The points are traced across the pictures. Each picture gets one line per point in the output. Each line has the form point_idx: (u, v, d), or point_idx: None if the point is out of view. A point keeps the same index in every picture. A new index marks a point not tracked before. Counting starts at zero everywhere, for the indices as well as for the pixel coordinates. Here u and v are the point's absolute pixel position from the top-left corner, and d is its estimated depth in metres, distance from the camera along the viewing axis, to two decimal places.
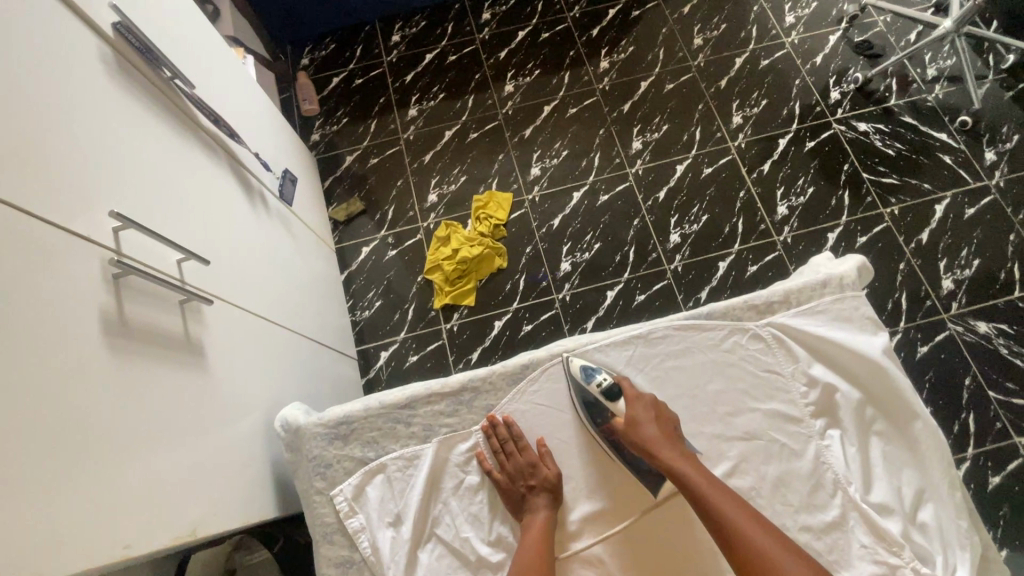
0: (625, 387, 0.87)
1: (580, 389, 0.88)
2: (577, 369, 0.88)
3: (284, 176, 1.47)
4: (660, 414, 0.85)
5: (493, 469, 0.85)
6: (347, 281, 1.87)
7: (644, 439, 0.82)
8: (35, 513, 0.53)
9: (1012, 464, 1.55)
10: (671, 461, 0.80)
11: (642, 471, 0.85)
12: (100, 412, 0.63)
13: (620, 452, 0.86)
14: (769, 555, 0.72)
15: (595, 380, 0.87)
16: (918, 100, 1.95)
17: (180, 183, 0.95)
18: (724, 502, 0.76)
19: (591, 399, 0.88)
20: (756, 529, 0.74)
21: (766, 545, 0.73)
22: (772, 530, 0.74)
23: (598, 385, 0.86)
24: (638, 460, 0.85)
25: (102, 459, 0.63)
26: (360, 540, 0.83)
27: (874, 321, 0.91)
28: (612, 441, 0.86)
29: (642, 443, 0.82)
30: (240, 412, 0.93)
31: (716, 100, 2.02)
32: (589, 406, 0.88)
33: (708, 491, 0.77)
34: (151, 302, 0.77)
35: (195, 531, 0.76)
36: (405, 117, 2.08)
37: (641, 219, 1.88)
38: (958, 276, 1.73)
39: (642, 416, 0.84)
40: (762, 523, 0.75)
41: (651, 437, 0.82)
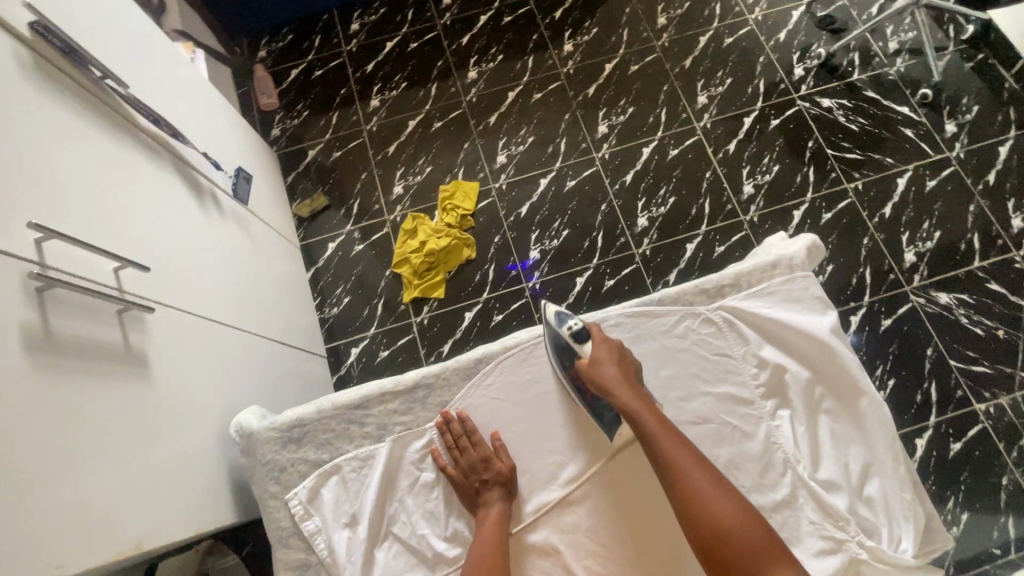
0: (596, 333, 0.88)
1: (551, 330, 0.90)
2: (551, 313, 0.91)
3: (238, 175, 1.44)
4: (623, 358, 0.86)
5: (447, 466, 0.85)
6: (314, 278, 1.84)
7: (602, 379, 0.83)
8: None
9: (972, 431, 1.59)
10: (625, 402, 0.81)
11: (599, 411, 0.86)
12: (23, 433, 0.61)
13: (580, 391, 0.87)
14: (706, 499, 0.73)
15: (566, 325, 0.89)
16: (880, 74, 1.96)
17: (115, 188, 0.91)
18: (670, 445, 0.78)
19: (562, 342, 0.90)
20: (697, 471, 0.76)
21: (704, 486, 0.74)
22: (713, 475, 0.76)
23: (569, 329, 0.89)
24: (596, 400, 0.87)
25: (27, 480, 0.61)
26: (316, 543, 0.83)
27: (823, 301, 0.91)
28: (574, 382, 0.88)
29: (602, 383, 0.83)
30: (191, 420, 0.92)
31: (681, 80, 2.01)
32: (559, 348, 0.89)
33: (657, 433, 0.79)
34: (82, 314, 0.74)
35: (141, 544, 0.75)
36: (367, 108, 2.03)
37: (609, 203, 1.87)
38: (920, 248, 1.75)
39: (605, 359, 0.85)
40: (706, 467, 0.76)
41: (610, 378, 0.83)
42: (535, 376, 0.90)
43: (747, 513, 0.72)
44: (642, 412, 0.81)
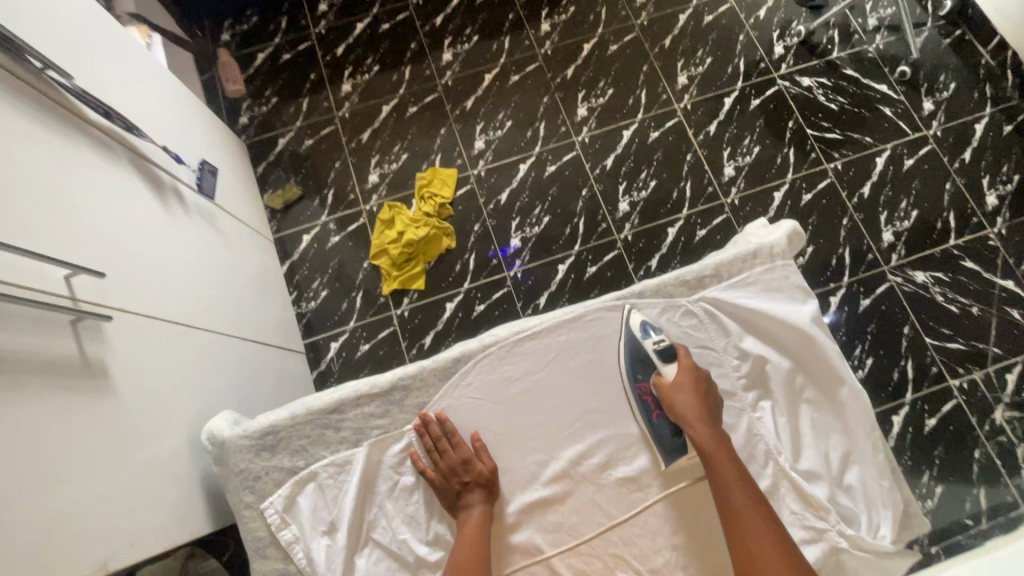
0: (683, 359, 0.86)
1: (633, 341, 0.87)
2: (635, 325, 0.88)
3: (202, 169, 1.37)
4: (703, 389, 0.84)
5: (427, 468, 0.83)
6: (289, 271, 1.79)
7: (681, 409, 0.83)
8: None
9: (946, 406, 1.62)
10: (703, 438, 0.81)
11: (662, 437, 0.84)
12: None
13: (648, 413, 0.86)
14: (766, 562, 0.73)
15: (651, 338, 0.87)
16: (860, 52, 1.94)
17: (65, 190, 0.86)
18: (739, 492, 0.78)
19: (642, 355, 0.87)
20: (759, 527, 0.76)
21: (764, 548, 0.74)
22: (779, 538, 0.75)
23: (654, 344, 0.86)
24: (666, 424, 0.85)
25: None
26: (294, 552, 0.81)
27: (804, 289, 0.91)
28: (645, 402, 0.86)
29: (679, 412, 0.83)
30: (156, 431, 0.88)
31: (661, 60, 1.97)
32: (638, 362, 0.87)
33: (730, 480, 0.78)
34: (31, 328, 0.70)
35: (106, 565, 0.72)
36: (339, 93, 1.96)
37: (589, 188, 1.84)
38: (897, 228, 1.77)
39: (689, 389, 0.84)
40: (773, 526, 0.76)
41: (688, 410, 0.82)
42: (515, 374, 0.87)
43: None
44: (718, 453, 0.81)
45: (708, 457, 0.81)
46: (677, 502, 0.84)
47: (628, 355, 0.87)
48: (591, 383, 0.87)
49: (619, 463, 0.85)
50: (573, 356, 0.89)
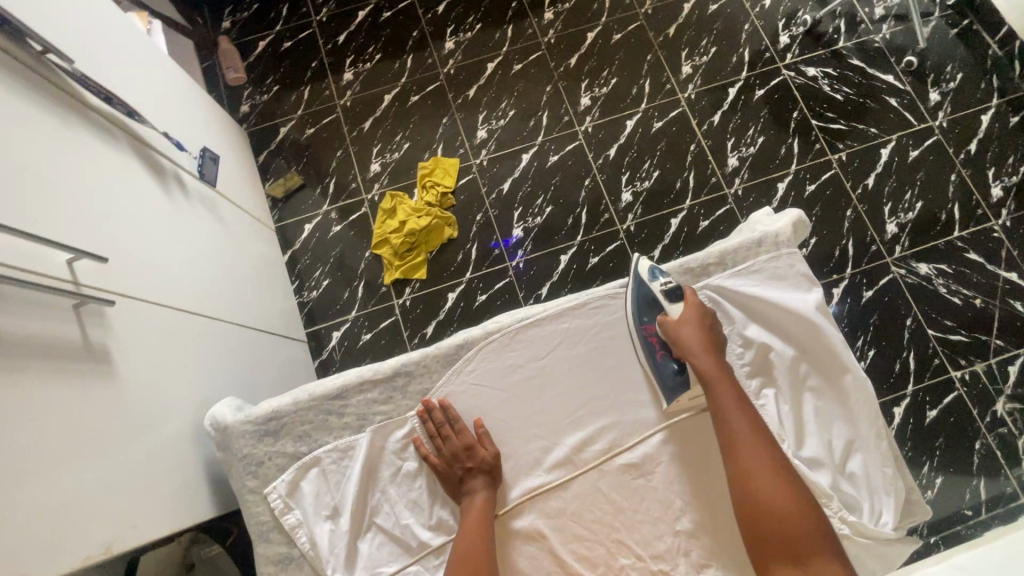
0: (689, 297, 0.87)
1: (641, 283, 0.90)
2: (644, 269, 0.91)
3: (203, 156, 1.36)
4: (708, 324, 0.85)
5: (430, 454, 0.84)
6: (291, 260, 1.79)
7: (685, 342, 0.84)
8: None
9: (948, 398, 1.62)
10: (708, 370, 0.82)
11: (665, 373, 0.86)
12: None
13: (651, 351, 0.87)
14: (766, 486, 0.76)
15: (658, 280, 0.89)
16: (866, 42, 1.92)
17: (67, 175, 0.86)
18: (741, 423, 0.79)
19: (650, 297, 0.89)
20: (758, 454, 0.77)
21: (763, 471, 0.76)
22: (779, 464, 0.77)
23: (660, 285, 0.88)
24: (670, 361, 0.87)
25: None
26: (297, 536, 0.81)
27: (808, 278, 0.90)
28: (648, 340, 0.87)
29: (683, 346, 0.84)
30: (159, 416, 0.88)
31: (665, 49, 1.95)
32: (645, 303, 0.89)
33: (733, 410, 0.80)
34: (34, 313, 0.70)
35: (110, 547, 0.72)
36: (340, 82, 1.94)
37: (592, 178, 1.83)
38: (902, 219, 1.76)
39: (692, 323, 0.85)
40: (773, 453, 0.78)
41: (692, 343, 0.84)
42: (518, 362, 0.87)
43: (800, 505, 0.74)
44: (721, 385, 0.82)
45: (711, 387, 0.82)
46: (680, 487, 0.84)
47: (636, 297, 0.89)
48: (594, 370, 0.87)
49: (622, 450, 0.85)
50: (576, 343, 0.88)
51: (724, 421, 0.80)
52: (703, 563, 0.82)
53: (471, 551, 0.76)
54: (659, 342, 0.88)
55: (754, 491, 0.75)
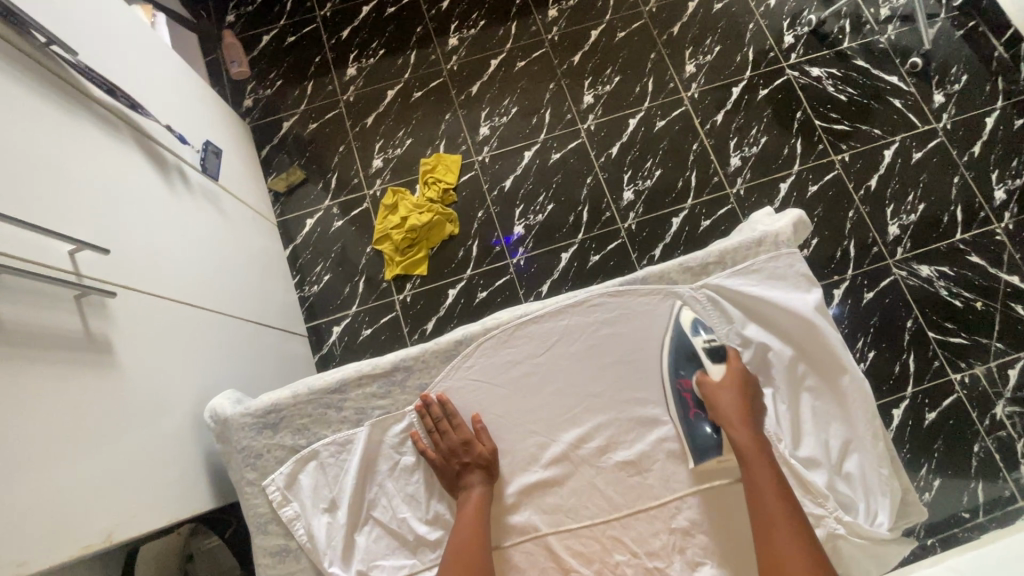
0: (732, 360, 0.87)
1: (683, 337, 0.88)
2: (686, 321, 0.88)
3: (206, 149, 1.37)
4: (748, 393, 0.85)
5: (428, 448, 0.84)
6: (292, 255, 1.79)
7: (724, 409, 0.84)
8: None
9: (947, 400, 1.62)
10: (742, 439, 0.82)
11: (698, 434, 0.85)
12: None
13: (685, 409, 0.87)
14: (793, 567, 0.73)
15: (701, 335, 0.88)
16: (871, 43, 1.92)
17: (68, 167, 0.86)
18: (776, 498, 0.78)
19: (691, 352, 0.88)
20: (791, 533, 0.76)
21: (791, 548, 0.75)
22: (808, 543, 0.75)
23: (705, 342, 0.87)
24: (704, 422, 0.86)
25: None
26: (295, 528, 0.81)
27: (808, 278, 0.90)
28: (684, 398, 0.87)
29: (722, 412, 0.83)
30: (159, 408, 0.88)
31: (669, 48, 1.95)
32: (682, 357, 0.88)
33: (764, 482, 0.79)
34: (35, 303, 0.70)
35: (109, 536, 0.73)
36: (343, 77, 1.94)
37: (594, 176, 1.83)
38: (904, 221, 1.75)
39: (734, 389, 0.85)
40: (802, 531, 0.76)
41: (731, 411, 0.83)
42: (517, 358, 0.87)
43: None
44: (756, 457, 0.81)
45: (743, 456, 0.82)
46: (675, 486, 0.84)
47: (675, 351, 0.87)
48: (592, 367, 0.87)
49: (619, 447, 0.85)
50: (575, 341, 0.88)
51: (753, 493, 0.80)
52: (698, 561, 0.82)
53: (467, 545, 0.77)
54: (694, 401, 0.87)
55: (779, 569, 0.74)
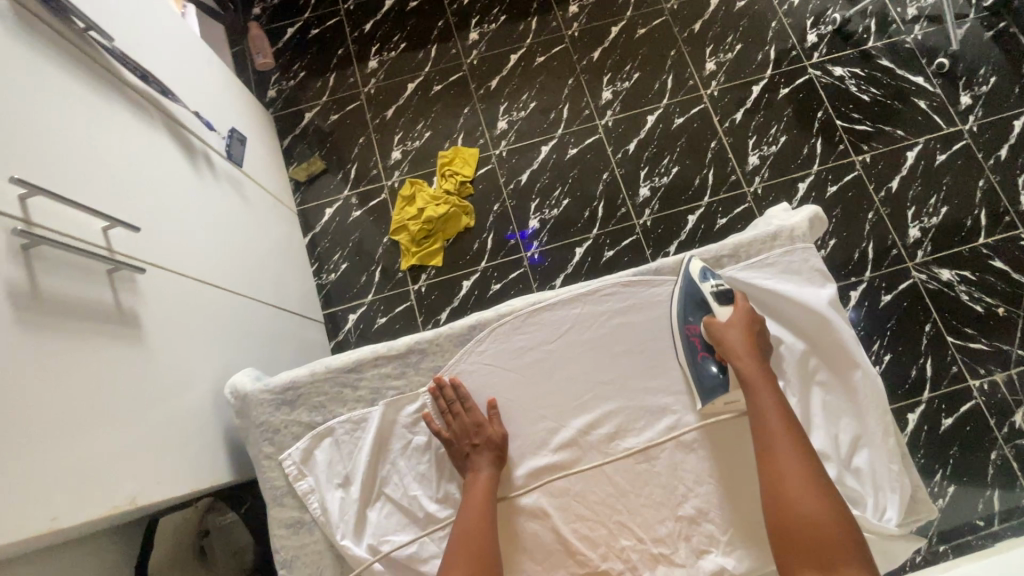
0: (740, 301, 0.87)
1: (691, 284, 0.89)
2: (695, 270, 0.89)
3: (231, 137, 1.41)
4: (755, 331, 0.85)
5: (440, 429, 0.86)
6: (311, 243, 1.83)
7: (731, 345, 0.84)
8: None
9: (965, 406, 1.60)
10: (749, 373, 0.83)
11: (705, 375, 0.87)
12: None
13: (694, 352, 0.88)
14: (794, 496, 0.75)
15: (709, 281, 0.88)
16: (897, 42, 1.89)
17: (103, 146, 0.89)
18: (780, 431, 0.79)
19: (700, 298, 0.89)
20: (794, 465, 0.77)
21: (798, 477, 0.76)
22: (811, 473, 0.76)
23: (713, 287, 0.88)
24: (712, 362, 0.87)
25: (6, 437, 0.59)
26: (309, 501, 0.84)
27: (823, 274, 0.90)
28: (692, 340, 0.88)
29: (728, 348, 0.84)
30: (183, 384, 0.91)
31: (689, 45, 1.94)
32: (691, 303, 0.89)
33: (769, 417, 0.80)
34: (71, 274, 0.73)
35: (134, 501, 0.74)
36: (365, 69, 1.97)
37: (611, 172, 1.84)
38: (925, 224, 1.73)
39: (741, 327, 0.85)
40: (809, 459, 0.77)
41: (737, 348, 0.84)
42: (529, 344, 0.89)
43: (834, 511, 0.73)
44: (762, 392, 0.82)
45: (750, 390, 0.83)
46: (683, 474, 0.85)
47: (683, 297, 0.88)
48: (603, 356, 0.88)
49: (627, 434, 0.86)
50: (587, 329, 0.89)
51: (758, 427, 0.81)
52: (704, 549, 0.83)
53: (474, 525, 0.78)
54: (702, 343, 0.89)
55: (786, 498, 0.75)
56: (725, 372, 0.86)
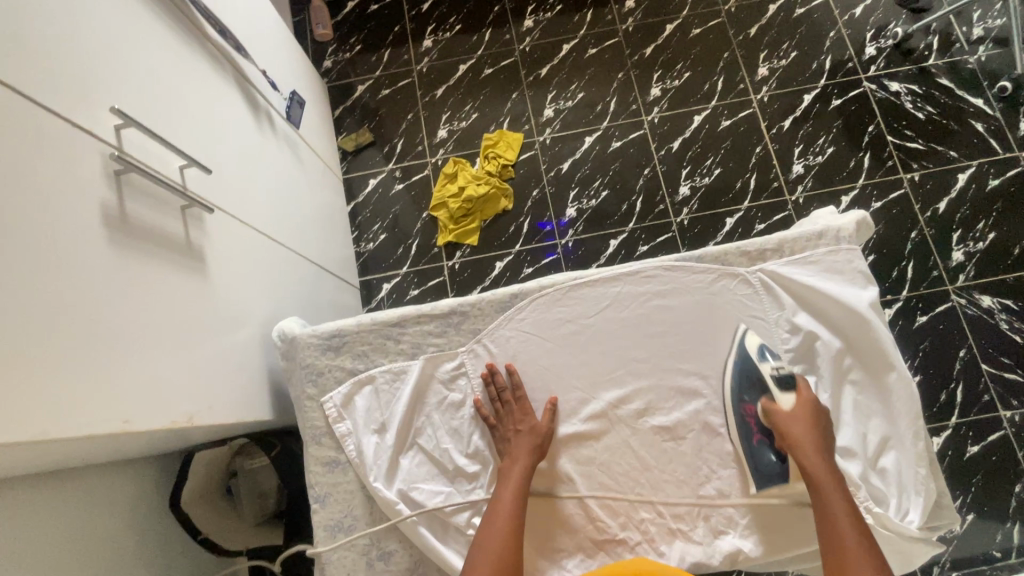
0: (801, 389, 0.86)
1: (748, 360, 0.88)
2: (752, 345, 0.88)
3: (291, 98, 1.46)
4: (819, 425, 0.83)
5: (485, 414, 0.88)
6: (353, 212, 1.88)
7: (794, 436, 0.82)
8: (25, 374, 0.55)
9: (992, 436, 1.57)
10: (811, 466, 0.80)
11: (760, 461, 0.85)
12: (89, 296, 0.65)
13: (749, 435, 0.87)
14: None
15: (769, 362, 0.87)
16: (958, 62, 1.85)
17: (185, 90, 0.95)
18: (847, 526, 0.75)
19: (759, 379, 0.87)
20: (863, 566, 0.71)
21: None
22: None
23: (773, 369, 0.86)
24: (770, 450, 0.86)
25: (92, 339, 0.64)
26: (346, 444, 0.88)
27: (865, 275, 0.91)
28: (748, 424, 0.87)
29: (790, 437, 0.82)
30: (236, 323, 0.96)
31: (743, 49, 1.93)
32: (747, 380, 0.87)
33: (835, 509, 0.76)
34: (152, 204, 0.79)
35: (191, 419, 0.79)
36: (419, 48, 2.02)
37: (652, 168, 1.85)
38: (970, 248, 1.70)
39: (805, 418, 0.84)
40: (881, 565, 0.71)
41: (801, 440, 0.82)
42: (568, 316, 0.92)
43: None
44: (827, 485, 0.79)
45: (814, 487, 0.79)
46: (707, 456, 0.87)
47: (738, 370, 0.88)
48: (638, 336, 0.91)
49: (655, 413, 0.88)
50: (625, 308, 0.92)
51: (822, 521, 0.77)
52: (721, 530, 0.85)
53: (504, 519, 0.78)
54: (759, 426, 0.87)
55: None
56: (784, 462, 0.84)
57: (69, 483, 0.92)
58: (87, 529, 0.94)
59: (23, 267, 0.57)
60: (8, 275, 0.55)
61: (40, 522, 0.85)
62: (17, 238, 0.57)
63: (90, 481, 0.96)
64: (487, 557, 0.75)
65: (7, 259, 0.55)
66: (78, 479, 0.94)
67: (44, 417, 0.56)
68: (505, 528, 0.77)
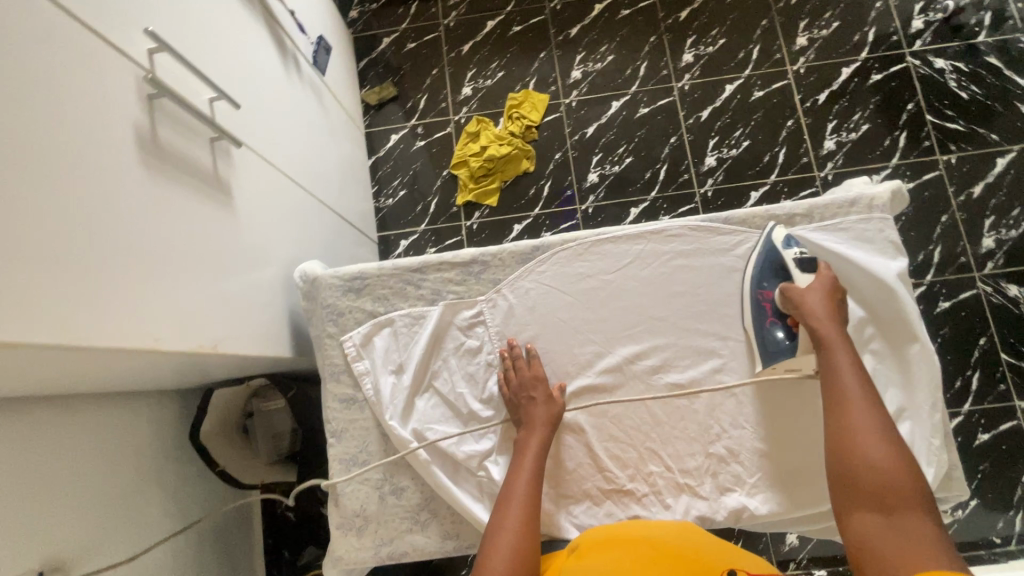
0: (821, 272, 0.86)
1: (773, 250, 0.88)
2: (778, 237, 0.88)
3: (318, 44, 1.45)
4: (832, 293, 0.84)
5: (502, 384, 0.88)
6: (373, 166, 1.87)
7: (806, 303, 0.83)
8: (59, 281, 0.57)
9: (1005, 425, 1.55)
10: (821, 328, 0.81)
11: (769, 340, 0.87)
12: (121, 213, 0.66)
13: (762, 317, 0.88)
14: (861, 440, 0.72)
15: (793, 250, 0.87)
16: (1009, 41, 1.76)
17: (219, 23, 0.94)
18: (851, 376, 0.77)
19: (778, 262, 0.88)
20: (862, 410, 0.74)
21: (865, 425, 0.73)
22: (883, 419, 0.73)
23: (795, 255, 0.86)
24: (780, 329, 0.87)
25: (123, 256, 0.66)
26: (364, 382, 0.90)
27: (895, 246, 0.90)
28: (762, 306, 0.88)
29: (802, 305, 0.84)
30: (260, 263, 0.97)
31: (783, 17, 1.85)
32: (769, 269, 0.88)
33: (842, 363, 0.78)
34: (182, 130, 0.79)
35: (216, 346, 0.81)
36: (447, 2, 1.96)
37: (679, 137, 1.80)
38: (1002, 236, 1.65)
39: (820, 290, 0.84)
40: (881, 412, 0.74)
41: (812, 307, 0.83)
42: (588, 271, 0.92)
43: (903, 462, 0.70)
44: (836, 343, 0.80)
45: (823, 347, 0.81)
46: (718, 416, 0.88)
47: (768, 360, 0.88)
48: (657, 293, 0.91)
49: (670, 371, 0.89)
50: (646, 266, 0.92)
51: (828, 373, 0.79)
52: (728, 487, 0.86)
53: (523, 480, 0.80)
54: (773, 309, 0.88)
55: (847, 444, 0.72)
56: (792, 338, 0.85)
57: (89, 407, 0.94)
58: (107, 453, 0.97)
59: (60, 178, 0.58)
60: (44, 187, 0.56)
61: (61, 443, 0.88)
62: (47, 148, 0.57)
63: (108, 406, 0.98)
64: (515, 510, 0.76)
65: (44, 169, 0.56)
66: (97, 404, 0.96)
67: (74, 323, 0.58)
68: (526, 486, 0.79)
